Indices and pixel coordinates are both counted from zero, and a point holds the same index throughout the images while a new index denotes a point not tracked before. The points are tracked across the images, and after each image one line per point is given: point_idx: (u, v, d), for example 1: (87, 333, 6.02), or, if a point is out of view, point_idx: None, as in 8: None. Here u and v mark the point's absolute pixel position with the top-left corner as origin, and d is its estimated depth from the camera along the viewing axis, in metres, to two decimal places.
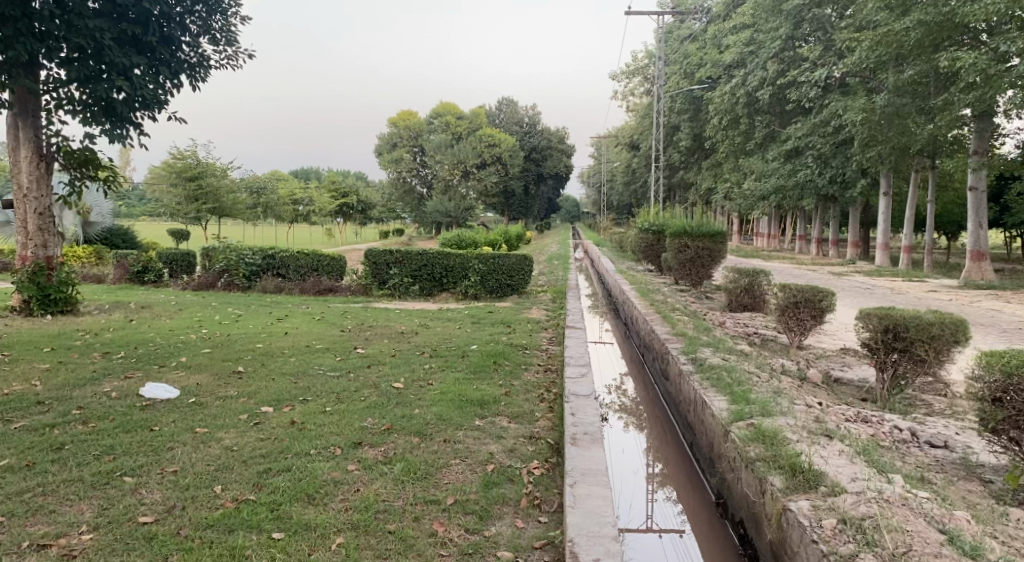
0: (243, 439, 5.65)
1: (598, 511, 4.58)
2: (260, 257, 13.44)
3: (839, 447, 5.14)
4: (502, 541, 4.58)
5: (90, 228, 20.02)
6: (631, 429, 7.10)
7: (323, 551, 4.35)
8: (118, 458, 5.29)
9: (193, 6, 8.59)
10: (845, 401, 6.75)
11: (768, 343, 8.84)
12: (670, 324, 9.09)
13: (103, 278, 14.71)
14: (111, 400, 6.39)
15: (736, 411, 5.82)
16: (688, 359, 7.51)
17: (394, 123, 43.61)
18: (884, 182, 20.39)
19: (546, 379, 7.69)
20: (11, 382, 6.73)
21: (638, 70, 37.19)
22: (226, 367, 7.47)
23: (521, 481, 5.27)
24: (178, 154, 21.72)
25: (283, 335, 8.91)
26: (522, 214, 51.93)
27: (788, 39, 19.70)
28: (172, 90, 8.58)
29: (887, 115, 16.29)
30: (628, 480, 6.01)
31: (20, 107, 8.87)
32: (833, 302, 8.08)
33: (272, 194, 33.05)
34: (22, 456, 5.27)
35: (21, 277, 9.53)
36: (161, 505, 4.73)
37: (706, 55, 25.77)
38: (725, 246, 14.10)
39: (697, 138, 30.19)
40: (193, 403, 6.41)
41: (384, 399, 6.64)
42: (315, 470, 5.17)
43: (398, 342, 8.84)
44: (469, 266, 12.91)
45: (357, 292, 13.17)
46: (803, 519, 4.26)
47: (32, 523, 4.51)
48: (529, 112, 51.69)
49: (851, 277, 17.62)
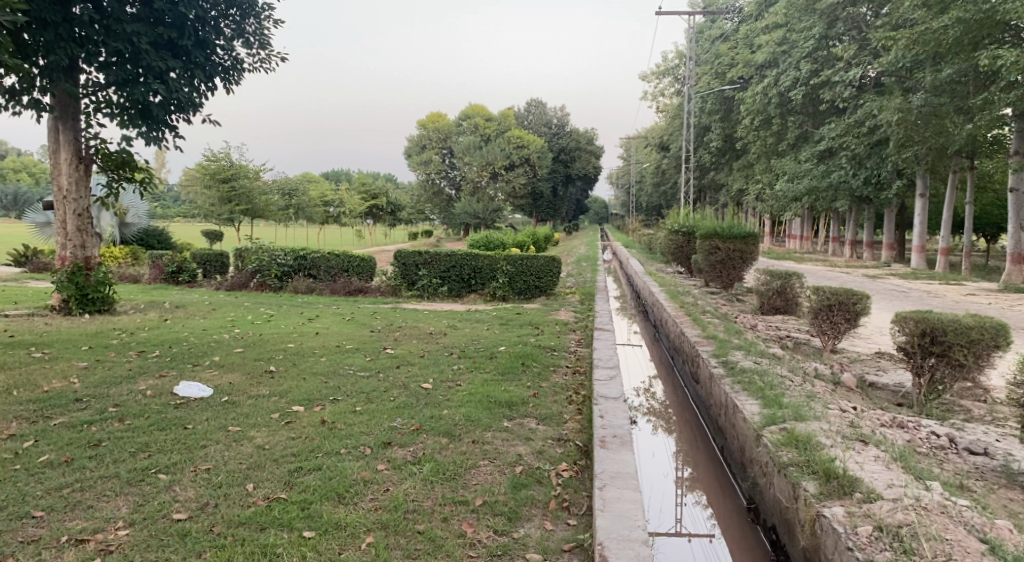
0: (274, 438, 5.71)
1: (628, 515, 4.54)
2: (293, 257, 13.60)
3: (875, 453, 5.05)
4: (531, 542, 4.57)
5: (126, 229, 20.35)
6: (660, 432, 7.05)
7: (352, 551, 4.38)
8: (153, 456, 5.37)
9: (227, 11, 8.68)
10: (880, 406, 6.64)
11: (801, 346, 8.71)
12: (700, 326, 9.03)
13: (138, 278, 14.92)
14: (145, 398, 6.49)
15: (769, 415, 5.76)
16: (719, 361, 7.44)
17: (423, 124, 43.65)
18: (921, 183, 20.06)
19: (575, 380, 7.68)
20: (50, 380, 6.86)
21: (668, 70, 36.88)
22: (258, 367, 7.54)
23: (550, 483, 5.26)
24: (212, 156, 22.02)
25: (313, 335, 8.99)
26: (551, 215, 51.86)
27: (821, 38, 19.33)
28: (206, 93, 8.72)
29: (924, 115, 16.23)
30: (657, 485, 5.96)
31: (60, 111, 9.07)
32: (867, 305, 7.91)
33: (303, 196, 33.29)
34: (61, 452, 5.38)
35: (61, 277, 9.71)
36: (195, 501, 4.79)
37: (737, 56, 25.51)
38: (757, 248, 13.94)
39: (728, 139, 29.89)
40: (226, 403, 6.48)
41: (413, 399, 6.68)
42: (345, 470, 5.21)
43: (428, 342, 8.89)
44: (498, 267, 12.89)
45: (387, 293, 13.24)
46: (838, 525, 4.20)
47: (70, 518, 4.60)
48: (558, 113, 51.65)
49: (884, 279, 17.47)
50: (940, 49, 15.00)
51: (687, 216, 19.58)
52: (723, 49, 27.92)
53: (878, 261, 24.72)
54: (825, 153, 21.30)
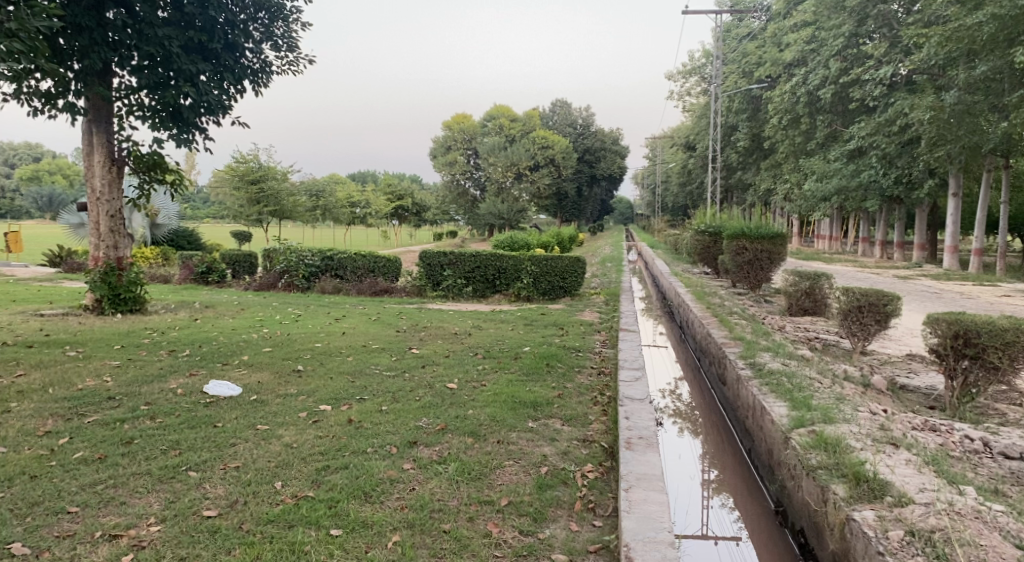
0: (302, 436, 5.77)
1: (654, 517, 4.53)
2: (320, 258, 13.73)
3: (906, 456, 4.98)
4: (556, 544, 4.57)
5: (158, 230, 20.70)
6: (686, 434, 7.01)
7: (379, 549, 4.40)
8: (183, 453, 5.45)
9: (256, 14, 8.80)
10: (911, 409, 6.54)
11: (830, 348, 8.59)
12: (727, 327, 8.96)
13: (169, 279, 15.16)
14: (176, 397, 6.59)
15: (796, 417, 5.70)
16: (746, 363, 7.38)
17: (448, 125, 43.76)
18: (954, 182, 19.72)
19: (600, 381, 7.67)
20: (84, 378, 7.00)
21: (695, 69, 36.63)
22: (286, 366, 7.63)
23: (575, 484, 5.25)
24: (241, 158, 22.33)
25: (340, 335, 9.06)
26: (575, 215, 51.78)
27: (851, 36, 19.01)
28: (236, 95, 8.82)
29: (958, 113, 15.87)
30: (683, 487, 5.93)
31: (94, 114, 9.26)
32: (898, 307, 7.78)
33: (330, 197, 33.58)
34: (95, 449, 5.48)
35: (94, 277, 9.88)
36: (224, 499, 4.86)
37: (765, 55, 25.25)
38: (785, 248, 13.80)
39: (755, 139, 29.62)
40: (255, 401, 6.55)
41: (438, 399, 6.70)
42: (372, 468, 5.25)
43: (453, 342, 8.93)
44: (523, 268, 12.91)
45: (412, 293, 13.31)
46: (868, 529, 4.15)
47: (104, 514, 4.68)
48: (583, 113, 51.59)
49: (916, 280, 17.19)
50: (974, 46, 14.73)
51: (714, 216, 19.42)
52: (750, 47, 27.65)
53: (909, 262, 24.38)
54: (854, 152, 21.01)
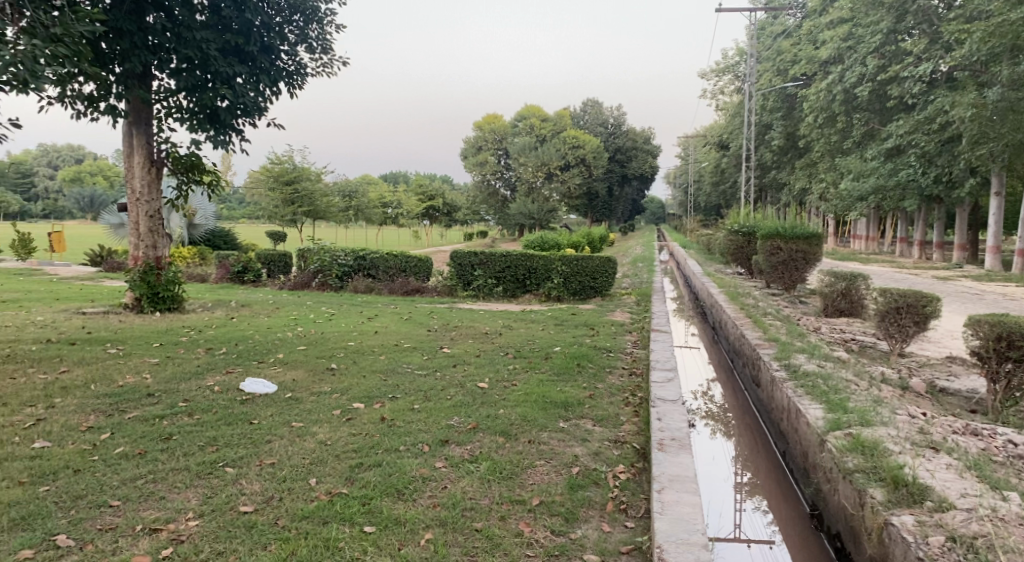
0: (336, 434, 5.83)
1: (687, 519, 4.50)
2: (353, 258, 13.86)
3: (946, 460, 4.88)
4: (588, 544, 4.56)
5: (195, 230, 21.07)
6: (719, 436, 6.95)
7: (412, 547, 4.43)
8: (220, 449, 5.55)
9: (292, 17, 8.91)
10: (951, 412, 6.40)
11: (867, 350, 8.46)
12: (761, 328, 8.86)
13: (206, 278, 15.43)
14: (214, 394, 6.71)
15: (832, 419, 5.62)
16: (781, 365, 7.29)
17: (478, 126, 43.91)
18: (997, 181, 19.38)
19: (631, 381, 7.64)
20: (124, 375, 7.16)
21: (728, 68, 36.29)
22: (319, 364, 7.73)
23: (607, 485, 5.24)
24: (276, 159, 22.67)
25: (373, 334, 9.13)
26: (605, 215, 51.61)
27: (889, 33, 18.66)
28: (272, 97, 8.96)
29: (1001, 110, 15.54)
30: (715, 488, 5.89)
31: (133, 117, 9.45)
32: (938, 308, 7.63)
33: (362, 198, 33.82)
34: (135, 444, 5.60)
35: (134, 276, 10.09)
36: (260, 495, 4.93)
37: (801, 52, 24.89)
38: (821, 249, 13.60)
39: (789, 137, 29.27)
40: (289, 399, 6.65)
41: (469, 398, 6.72)
42: (404, 466, 5.29)
43: (483, 342, 8.95)
44: (554, 268, 12.90)
45: (443, 292, 13.37)
46: (907, 535, 4.07)
47: (144, 508, 4.78)
48: (615, 113, 51.54)
49: (955, 280, 16.86)
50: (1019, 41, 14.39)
51: (747, 216, 19.23)
52: (785, 45, 27.28)
53: (948, 262, 23.91)
54: (892, 151, 20.63)
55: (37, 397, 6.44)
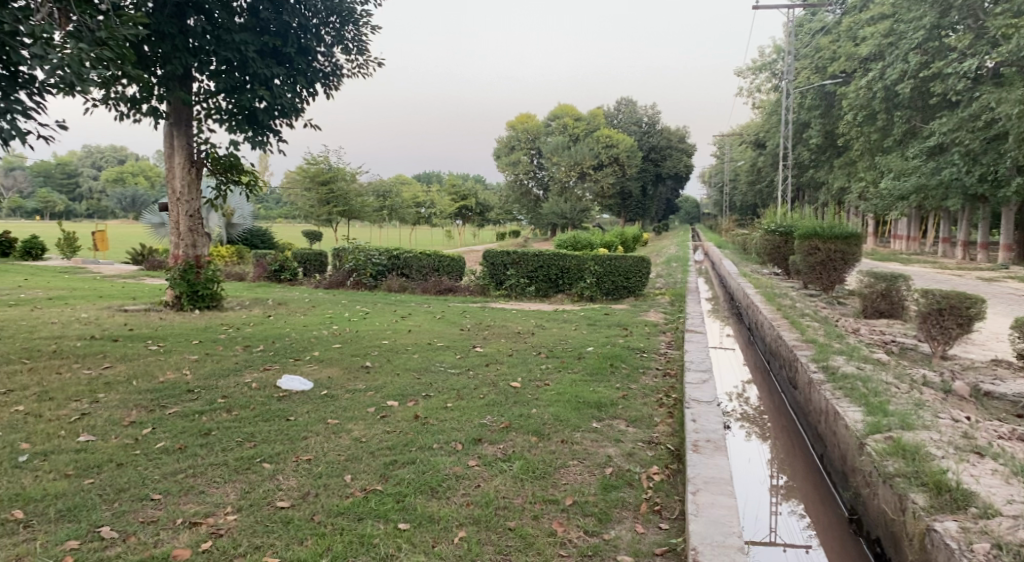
0: (371, 431, 5.89)
1: (722, 521, 4.46)
2: (387, 257, 13.99)
3: (992, 466, 4.77)
4: (622, 545, 4.53)
5: (233, 229, 21.46)
6: (754, 438, 6.87)
7: (446, 545, 4.45)
8: (258, 446, 5.63)
9: (328, 18, 9.01)
10: (997, 417, 6.24)
11: (908, 353, 8.28)
12: (798, 330, 8.73)
13: (243, 277, 15.68)
14: (252, 390, 6.82)
15: (873, 423, 5.51)
16: (819, 367, 7.17)
17: (511, 126, 44.15)
18: None
19: (665, 382, 7.57)
20: (165, 371, 7.30)
21: (765, 65, 35.89)
22: (355, 362, 7.80)
23: (640, 486, 5.20)
24: (313, 159, 22.97)
25: (407, 333, 9.19)
26: (639, 214, 51.30)
27: (932, 29, 18.23)
28: (308, 98, 9.07)
29: None
30: (751, 491, 5.82)
31: (174, 118, 9.66)
32: (983, 310, 7.44)
33: (396, 198, 34.10)
34: (175, 439, 5.72)
35: (174, 274, 10.28)
36: (296, 491, 5.00)
37: (840, 49, 24.47)
38: (861, 249, 13.34)
39: (827, 135, 28.84)
40: (325, 396, 6.73)
41: (502, 397, 6.73)
42: (438, 464, 5.32)
43: (515, 342, 8.95)
44: (586, 268, 12.86)
45: (476, 292, 13.40)
46: (951, 541, 3.98)
47: (184, 502, 4.87)
48: (648, 111, 51.33)
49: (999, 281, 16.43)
50: None
51: (783, 216, 18.96)
52: (823, 41, 26.82)
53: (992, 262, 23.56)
54: (935, 149, 20.18)
55: (82, 392, 6.61)
